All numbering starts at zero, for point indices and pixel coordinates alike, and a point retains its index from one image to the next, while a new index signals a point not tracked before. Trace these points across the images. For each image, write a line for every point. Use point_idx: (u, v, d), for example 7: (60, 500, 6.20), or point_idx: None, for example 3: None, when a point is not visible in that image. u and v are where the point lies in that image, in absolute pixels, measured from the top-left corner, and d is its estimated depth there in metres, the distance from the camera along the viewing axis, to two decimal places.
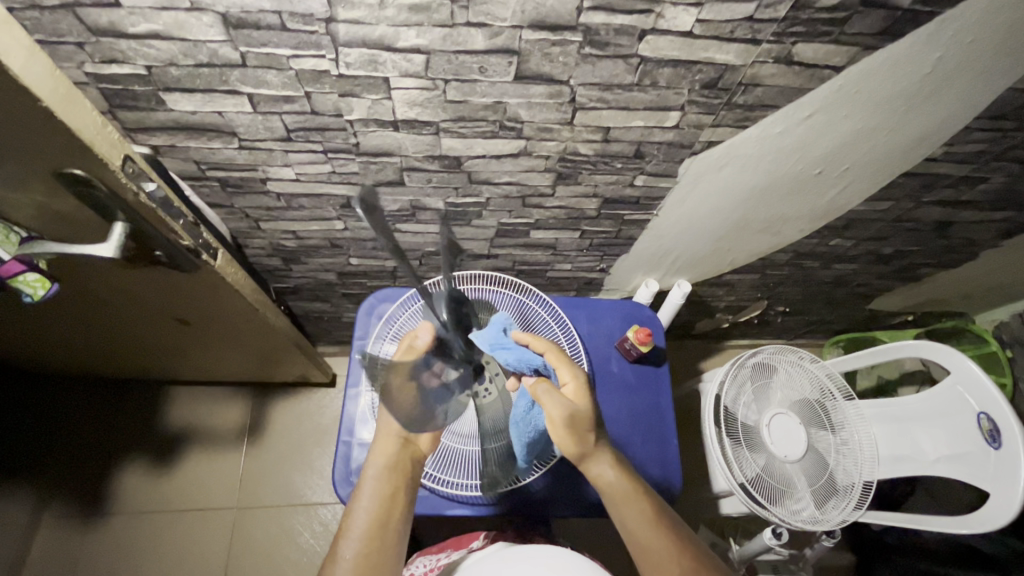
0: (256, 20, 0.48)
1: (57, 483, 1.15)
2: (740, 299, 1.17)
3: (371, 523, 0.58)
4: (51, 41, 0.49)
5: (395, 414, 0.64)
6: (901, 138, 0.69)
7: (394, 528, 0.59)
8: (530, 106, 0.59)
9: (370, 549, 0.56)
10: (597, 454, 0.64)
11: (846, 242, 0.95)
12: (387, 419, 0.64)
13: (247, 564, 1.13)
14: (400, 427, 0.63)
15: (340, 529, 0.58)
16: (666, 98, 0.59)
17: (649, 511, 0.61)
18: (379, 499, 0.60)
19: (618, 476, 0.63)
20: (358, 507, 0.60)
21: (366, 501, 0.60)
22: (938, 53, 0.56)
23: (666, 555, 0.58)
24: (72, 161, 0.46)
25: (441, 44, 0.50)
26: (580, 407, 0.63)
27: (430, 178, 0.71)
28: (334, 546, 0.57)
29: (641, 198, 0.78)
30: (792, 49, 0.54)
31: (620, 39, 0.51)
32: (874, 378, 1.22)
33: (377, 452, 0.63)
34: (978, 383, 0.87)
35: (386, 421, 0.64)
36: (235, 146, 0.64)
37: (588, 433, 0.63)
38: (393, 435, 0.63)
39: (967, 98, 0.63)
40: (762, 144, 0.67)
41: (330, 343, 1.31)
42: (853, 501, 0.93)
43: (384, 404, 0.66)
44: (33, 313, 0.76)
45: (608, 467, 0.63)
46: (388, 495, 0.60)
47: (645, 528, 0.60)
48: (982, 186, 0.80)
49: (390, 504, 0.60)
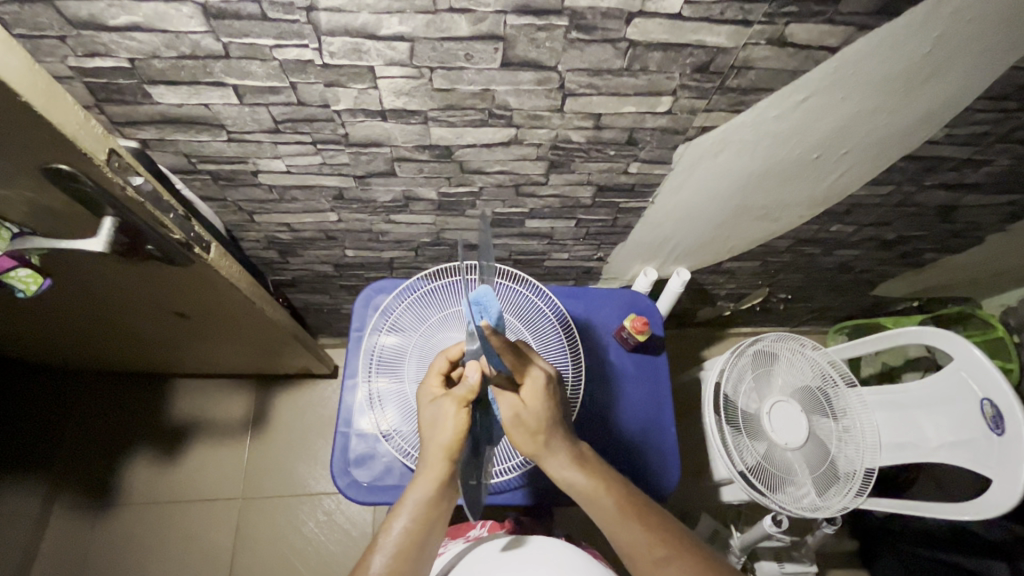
0: (236, 10, 0.47)
1: (66, 475, 1.17)
2: (742, 286, 1.16)
3: (407, 541, 0.58)
4: (32, 34, 0.49)
5: (444, 438, 0.61)
6: (903, 120, 0.67)
7: (428, 544, 0.60)
8: (519, 93, 0.58)
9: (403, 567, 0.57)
10: (553, 452, 0.62)
11: (847, 228, 0.93)
12: (434, 441, 0.61)
13: (255, 552, 1.15)
14: (449, 452, 0.61)
15: (374, 543, 0.59)
16: (657, 83, 0.58)
17: (613, 500, 0.61)
18: (418, 519, 0.59)
19: (580, 473, 0.62)
20: (396, 523, 0.60)
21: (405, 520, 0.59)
22: (937, 33, 0.55)
23: (638, 546, 0.58)
24: (56, 156, 0.46)
25: (424, 30, 0.50)
26: (528, 411, 0.61)
27: (422, 168, 0.70)
28: (367, 559, 0.58)
29: (635, 185, 0.77)
30: (785, 30, 0.52)
31: (607, 23, 0.50)
32: (878, 365, 1.21)
33: (423, 470, 0.61)
34: (982, 369, 0.86)
35: (433, 443, 0.61)
36: (225, 139, 0.63)
37: (538, 437, 0.61)
38: (441, 459, 0.61)
39: (967, 78, 0.61)
40: (758, 129, 0.66)
41: (331, 334, 1.31)
42: (854, 488, 0.92)
43: (432, 423, 0.62)
44: (32, 309, 0.76)
45: (568, 468, 0.62)
46: (427, 516, 0.60)
47: (614, 519, 0.60)
48: (986, 169, 0.78)
49: (428, 522, 0.60)
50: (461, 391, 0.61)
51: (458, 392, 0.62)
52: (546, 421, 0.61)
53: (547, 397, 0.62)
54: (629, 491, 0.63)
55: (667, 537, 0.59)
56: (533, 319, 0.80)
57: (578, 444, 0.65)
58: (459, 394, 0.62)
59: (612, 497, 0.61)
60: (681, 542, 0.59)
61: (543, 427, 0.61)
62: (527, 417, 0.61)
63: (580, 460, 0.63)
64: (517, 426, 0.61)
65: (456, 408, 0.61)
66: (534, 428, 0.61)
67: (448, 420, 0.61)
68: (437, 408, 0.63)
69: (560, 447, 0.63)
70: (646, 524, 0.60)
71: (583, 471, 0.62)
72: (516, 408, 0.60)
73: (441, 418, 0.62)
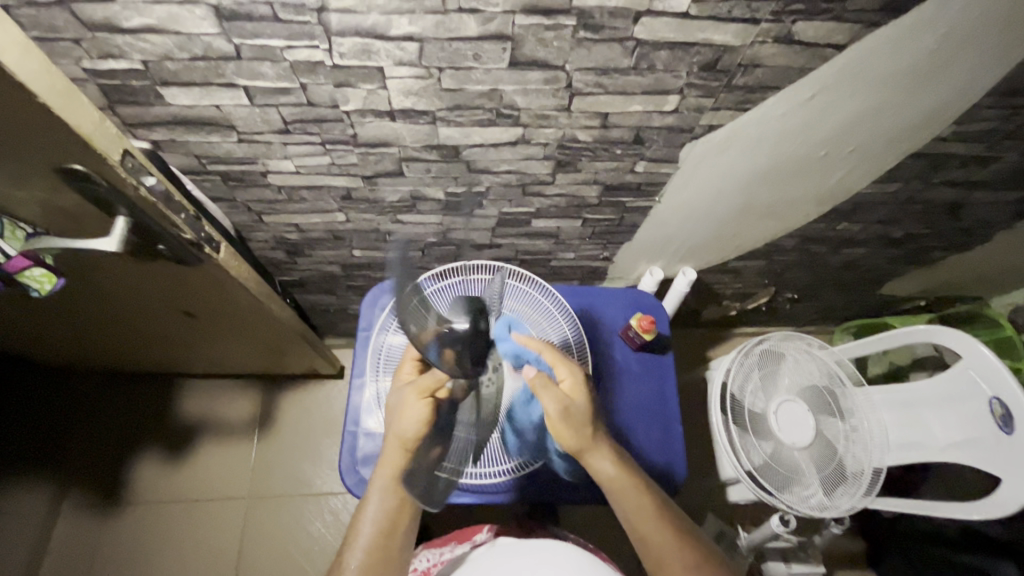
0: (248, 12, 0.48)
1: (75, 474, 1.18)
2: (747, 286, 1.16)
3: (376, 531, 0.62)
4: (48, 37, 0.50)
5: (402, 430, 0.62)
6: (911, 117, 0.67)
7: (400, 535, 0.63)
8: (526, 93, 0.58)
9: (376, 556, 0.62)
10: (598, 447, 0.64)
11: (854, 226, 0.93)
12: (394, 432, 0.63)
13: (262, 551, 1.16)
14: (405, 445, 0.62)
15: (350, 532, 0.64)
16: (664, 81, 0.58)
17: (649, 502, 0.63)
18: (386, 508, 0.63)
19: (619, 472, 0.63)
20: (366, 513, 0.63)
21: (372, 510, 0.63)
22: (944, 29, 0.55)
23: (665, 548, 0.61)
24: (72, 157, 0.47)
25: (434, 31, 0.50)
26: (576, 402, 0.63)
27: (430, 168, 0.71)
28: (344, 551, 0.63)
29: (641, 184, 0.77)
30: (792, 28, 0.53)
31: (614, 22, 0.50)
32: (885, 365, 1.21)
33: (386, 461, 0.64)
34: (990, 367, 0.85)
35: (393, 432, 0.63)
36: (235, 140, 0.64)
37: (585, 429, 0.63)
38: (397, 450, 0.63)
39: (974, 75, 0.61)
40: (764, 127, 0.66)
41: (337, 335, 1.32)
42: (863, 487, 0.92)
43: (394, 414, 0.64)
44: (43, 308, 0.77)
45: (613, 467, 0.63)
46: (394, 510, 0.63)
47: (648, 520, 0.62)
48: (994, 166, 0.78)
49: (397, 513, 0.63)
50: (425, 381, 0.64)
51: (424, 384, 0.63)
52: (590, 413, 0.64)
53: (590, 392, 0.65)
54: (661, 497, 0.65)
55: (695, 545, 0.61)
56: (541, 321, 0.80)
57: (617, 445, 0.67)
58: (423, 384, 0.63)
59: (649, 499, 0.63)
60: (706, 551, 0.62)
61: (588, 420, 0.64)
62: (575, 409, 0.63)
63: (621, 459, 0.65)
64: (565, 419, 0.62)
65: (415, 398, 0.63)
66: (582, 419, 0.63)
67: (407, 409, 0.62)
68: (399, 397, 0.64)
69: (603, 444, 0.64)
70: (676, 529, 0.62)
71: (624, 470, 0.64)
72: (564, 402, 0.62)
73: (401, 406, 0.64)
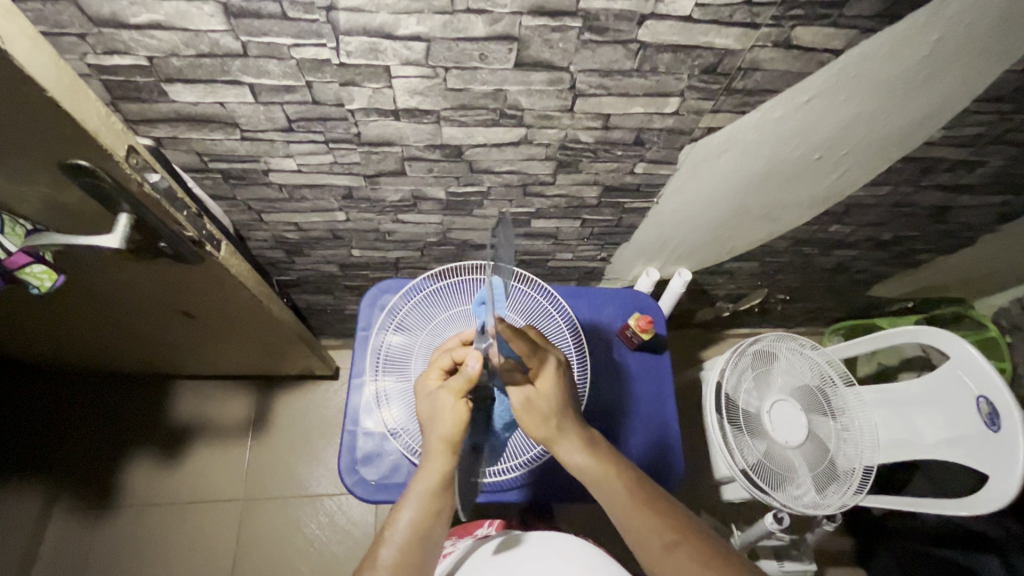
0: (257, 9, 0.48)
1: (65, 476, 1.16)
2: (741, 287, 1.18)
3: (413, 535, 0.59)
4: (53, 32, 0.49)
5: (444, 430, 0.62)
6: (903, 121, 0.69)
7: (434, 539, 0.61)
8: (530, 93, 0.59)
9: (413, 558, 0.58)
10: (564, 435, 0.63)
11: (846, 228, 0.95)
12: (436, 433, 0.62)
13: (257, 554, 1.15)
14: (451, 444, 0.62)
15: (379, 535, 0.60)
16: (666, 84, 0.59)
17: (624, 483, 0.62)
18: (425, 511, 0.60)
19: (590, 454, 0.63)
20: (402, 515, 0.60)
21: (410, 512, 0.60)
22: (935, 36, 0.57)
23: (648, 533, 0.58)
24: (76, 152, 0.47)
25: (441, 31, 0.51)
26: (538, 393, 0.63)
27: (432, 167, 0.71)
28: (373, 552, 0.59)
29: (640, 185, 0.78)
30: (791, 32, 0.54)
31: (619, 24, 0.51)
32: (874, 365, 1.25)
33: (428, 465, 0.62)
34: (977, 366, 0.88)
35: (434, 435, 0.62)
36: (238, 137, 0.64)
37: (551, 420, 0.63)
38: (443, 451, 0.62)
39: (965, 79, 0.63)
40: (761, 130, 0.67)
41: (332, 335, 1.31)
42: (853, 486, 0.94)
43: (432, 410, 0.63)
44: (38, 307, 0.76)
45: (585, 456, 0.63)
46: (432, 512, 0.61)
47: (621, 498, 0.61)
48: (981, 170, 0.80)
49: (434, 515, 0.61)
50: (455, 380, 0.62)
51: (455, 383, 0.62)
52: (556, 403, 0.64)
53: (556, 382, 0.64)
54: (639, 480, 0.63)
55: (678, 525, 0.59)
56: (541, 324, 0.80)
57: (588, 430, 0.66)
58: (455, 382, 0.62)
59: (624, 483, 0.62)
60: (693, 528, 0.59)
61: (554, 410, 0.63)
62: (536, 402, 0.63)
63: (592, 445, 0.64)
64: (528, 410, 0.63)
65: (453, 399, 0.62)
66: (545, 410, 0.63)
67: (444, 411, 0.62)
68: (434, 401, 0.64)
69: (571, 431, 0.64)
70: (661, 513, 0.60)
71: (596, 455, 0.63)
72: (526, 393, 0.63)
73: (438, 410, 0.63)
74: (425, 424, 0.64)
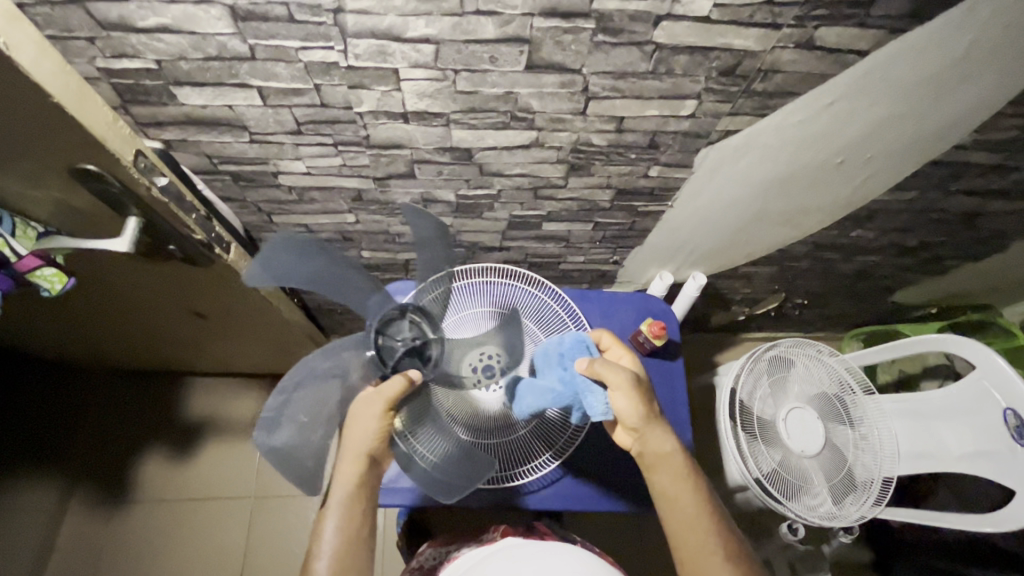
0: (264, 12, 0.47)
1: (80, 469, 1.18)
2: (757, 291, 1.15)
3: (342, 554, 0.56)
4: (62, 36, 0.49)
5: (365, 442, 0.60)
6: (931, 125, 0.66)
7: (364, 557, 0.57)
8: (542, 96, 0.57)
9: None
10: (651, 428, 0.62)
11: (868, 233, 0.92)
12: (353, 445, 0.60)
13: (268, 549, 1.16)
14: (367, 455, 0.60)
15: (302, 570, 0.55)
16: (682, 86, 0.57)
17: (693, 483, 0.61)
18: (351, 526, 0.58)
19: (648, 419, 0.62)
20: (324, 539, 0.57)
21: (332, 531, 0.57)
22: (969, 39, 0.54)
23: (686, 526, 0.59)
24: (85, 156, 0.47)
25: (450, 33, 0.50)
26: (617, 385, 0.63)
27: (441, 170, 0.70)
28: None
29: (654, 189, 0.76)
30: (815, 33, 0.52)
31: (634, 25, 0.49)
32: (895, 373, 1.20)
33: (341, 477, 0.60)
34: (1006, 378, 0.84)
35: (351, 445, 0.60)
36: (247, 140, 0.64)
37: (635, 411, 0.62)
38: (356, 462, 0.60)
39: (1000, 82, 0.60)
40: (782, 134, 0.65)
41: (342, 335, 1.31)
42: (871, 498, 0.91)
43: (353, 423, 0.61)
44: (51, 307, 0.77)
45: (660, 434, 0.62)
46: (356, 527, 0.58)
47: (685, 497, 0.60)
48: (1015, 174, 0.77)
49: (358, 532, 0.58)
50: (388, 389, 0.61)
51: (385, 394, 0.61)
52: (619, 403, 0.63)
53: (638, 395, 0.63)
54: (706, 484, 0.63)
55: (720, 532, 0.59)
56: (445, 307, 0.71)
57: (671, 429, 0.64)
58: (387, 393, 0.60)
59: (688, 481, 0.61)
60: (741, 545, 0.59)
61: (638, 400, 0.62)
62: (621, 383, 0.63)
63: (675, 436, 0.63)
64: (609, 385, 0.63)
65: (382, 408, 0.60)
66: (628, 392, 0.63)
67: (370, 422, 0.60)
68: (360, 406, 0.61)
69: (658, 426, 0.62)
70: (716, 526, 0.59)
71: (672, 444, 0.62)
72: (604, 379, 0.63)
73: (360, 419, 0.61)
74: (344, 434, 0.61)
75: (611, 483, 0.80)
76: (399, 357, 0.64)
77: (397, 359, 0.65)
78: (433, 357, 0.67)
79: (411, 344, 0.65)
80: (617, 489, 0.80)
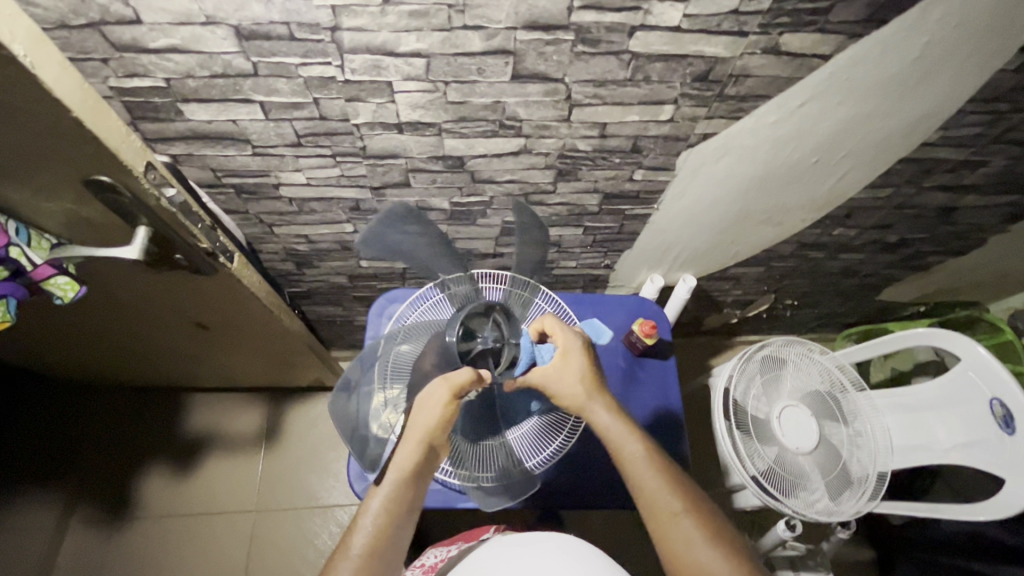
0: (266, 31, 0.51)
1: (84, 486, 1.19)
2: (748, 293, 1.18)
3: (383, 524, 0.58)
4: (78, 57, 0.53)
5: (429, 423, 0.59)
6: (899, 123, 0.70)
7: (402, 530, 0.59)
8: (528, 105, 0.61)
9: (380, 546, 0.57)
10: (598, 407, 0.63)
11: (850, 231, 0.95)
12: (418, 424, 0.59)
13: (270, 563, 1.16)
14: (430, 437, 0.59)
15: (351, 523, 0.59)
16: (659, 92, 0.61)
17: (653, 467, 0.61)
18: (396, 501, 0.59)
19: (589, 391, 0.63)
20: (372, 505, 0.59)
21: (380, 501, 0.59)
22: (924, 39, 0.58)
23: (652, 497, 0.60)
24: (100, 168, 0.50)
25: (440, 47, 0.53)
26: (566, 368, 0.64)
27: (435, 178, 0.73)
28: (345, 537, 0.58)
29: (640, 192, 0.79)
30: (779, 40, 0.55)
31: (610, 36, 0.53)
32: (887, 370, 1.22)
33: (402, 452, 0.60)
34: (988, 368, 0.87)
35: (416, 425, 0.59)
36: (250, 153, 0.67)
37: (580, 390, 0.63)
38: (419, 441, 0.59)
39: (959, 80, 0.64)
40: (758, 135, 0.68)
41: (343, 347, 1.33)
42: (867, 491, 0.93)
43: (419, 402, 0.59)
44: (60, 320, 0.79)
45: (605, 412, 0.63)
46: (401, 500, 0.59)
47: (648, 481, 0.60)
48: (984, 169, 0.80)
49: (402, 507, 0.59)
50: (455, 376, 0.57)
51: (452, 380, 0.57)
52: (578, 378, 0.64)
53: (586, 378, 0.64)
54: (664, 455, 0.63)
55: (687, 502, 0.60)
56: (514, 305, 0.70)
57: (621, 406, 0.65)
58: (454, 380, 0.57)
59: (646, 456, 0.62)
60: (711, 509, 0.59)
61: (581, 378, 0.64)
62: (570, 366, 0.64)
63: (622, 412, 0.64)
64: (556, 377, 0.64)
65: (447, 395, 0.58)
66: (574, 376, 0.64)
67: (434, 407, 0.58)
68: (429, 390, 0.59)
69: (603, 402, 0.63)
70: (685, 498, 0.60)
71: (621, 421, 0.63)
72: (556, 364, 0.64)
73: (427, 401, 0.59)
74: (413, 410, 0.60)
75: (611, 480, 0.82)
76: (475, 352, 0.60)
77: (474, 354, 0.60)
78: (512, 357, 0.62)
79: (489, 344, 0.60)
80: (617, 488, 0.81)
